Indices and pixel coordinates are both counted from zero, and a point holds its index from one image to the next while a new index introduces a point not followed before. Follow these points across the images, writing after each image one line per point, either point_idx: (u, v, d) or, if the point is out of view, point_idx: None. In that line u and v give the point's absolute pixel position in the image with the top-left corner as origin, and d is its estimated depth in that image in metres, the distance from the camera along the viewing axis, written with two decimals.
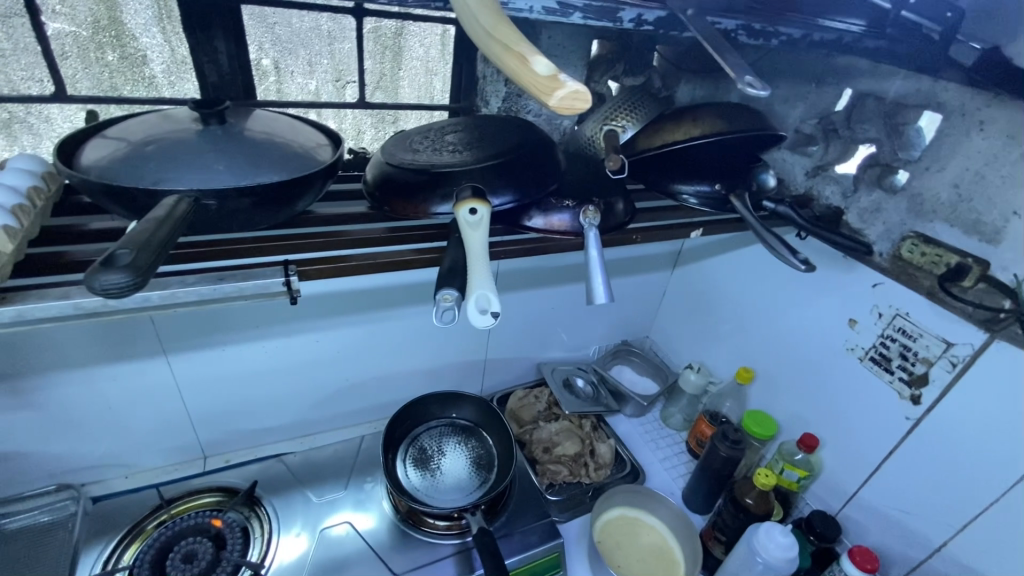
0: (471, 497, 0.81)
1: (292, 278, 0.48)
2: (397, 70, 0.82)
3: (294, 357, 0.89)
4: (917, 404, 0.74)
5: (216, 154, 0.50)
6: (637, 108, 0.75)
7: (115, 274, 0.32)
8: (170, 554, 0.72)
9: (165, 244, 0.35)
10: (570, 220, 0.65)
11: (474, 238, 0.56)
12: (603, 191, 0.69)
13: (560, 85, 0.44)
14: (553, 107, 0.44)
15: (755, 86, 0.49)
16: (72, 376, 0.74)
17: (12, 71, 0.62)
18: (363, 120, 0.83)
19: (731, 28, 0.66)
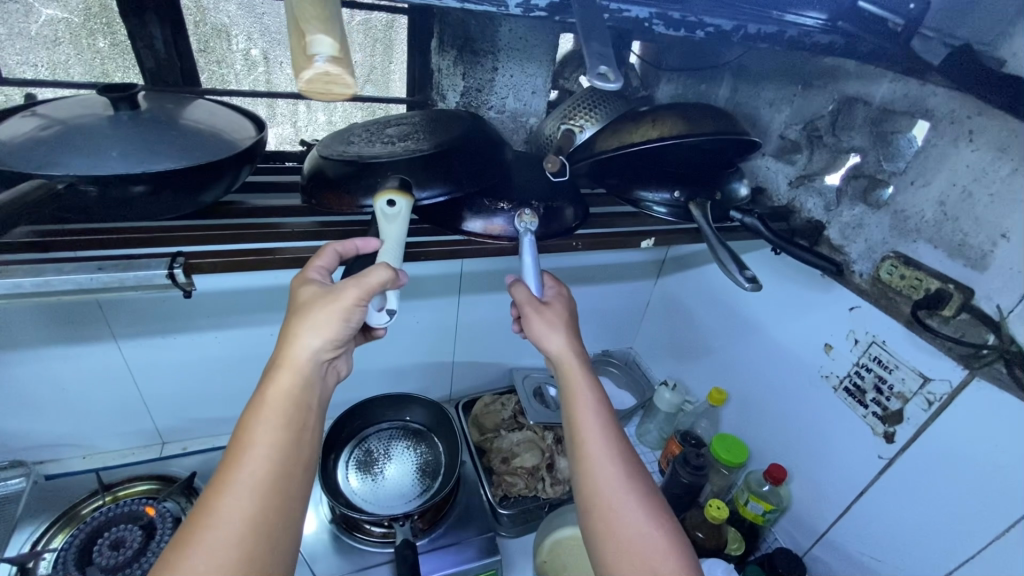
0: (410, 505, 0.79)
1: (177, 270, 0.47)
2: (389, 63, 0.78)
3: (247, 349, 0.88)
4: (891, 442, 0.66)
5: (114, 139, 0.49)
6: (596, 108, 0.72)
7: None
8: (96, 542, 0.72)
9: None
10: (503, 224, 0.62)
11: (389, 230, 0.53)
12: (545, 192, 0.65)
13: (311, 66, 0.36)
14: (300, 90, 0.37)
15: (605, 78, 0.43)
16: (20, 357, 0.75)
17: (7, 56, 0.65)
18: (354, 114, 0.81)
19: (643, 18, 0.53)
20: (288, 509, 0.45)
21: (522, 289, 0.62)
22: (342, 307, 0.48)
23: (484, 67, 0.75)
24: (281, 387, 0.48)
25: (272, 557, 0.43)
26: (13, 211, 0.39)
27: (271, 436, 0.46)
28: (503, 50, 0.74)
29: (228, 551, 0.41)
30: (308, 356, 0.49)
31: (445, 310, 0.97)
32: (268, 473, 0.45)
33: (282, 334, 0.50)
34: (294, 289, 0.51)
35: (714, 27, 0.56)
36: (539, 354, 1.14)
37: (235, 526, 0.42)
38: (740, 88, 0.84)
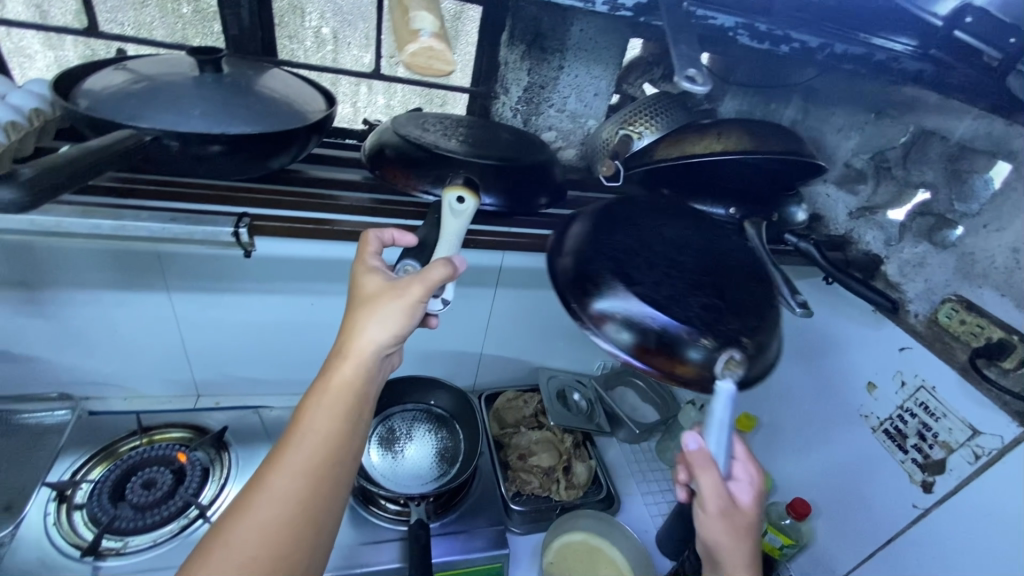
0: (426, 487, 0.80)
1: (241, 230, 0.49)
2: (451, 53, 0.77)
3: (287, 317, 0.90)
4: (928, 493, 0.64)
5: (198, 99, 0.51)
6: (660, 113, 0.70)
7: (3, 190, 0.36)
8: (129, 480, 0.75)
9: (70, 176, 0.38)
10: (701, 364, 0.47)
11: (451, 225, 0.51)
12: (739, 316, 0.50)
13: (415, 39, 0.39)
14: (403, 62, 0.40)
15: (693, 80, 0.44)
16: (80, 295, 0.80)
17: (99, 12, 0.68)
18: (412, 99, 0.83)
19: (729, 27, 0.54)
20: (331, 500, 0.46)
21: (711, 474, 0.51)
22: (408, 304, 0.48)
23: (550, 64, 0.76)
24: (343, 378, 0.49)
25: (312, 540, 0.44)
26: (103, 155, 0.41)
27: (328, 428, 0.47)
28: (570, 50, 0.75)
29: (275, 532, 0.43)
30: (372, 350, 0.49)
31: (480, 301, 0.98)
32: (322, 460, 0.46)
33: (349, 325, 0.50)
34: (358, 279, 0.51)
35: (800, 43, 0.56)
36: (567, 357, 1.14)
37: (285, 507, 0.44)
38: (806, 111, 0.82)
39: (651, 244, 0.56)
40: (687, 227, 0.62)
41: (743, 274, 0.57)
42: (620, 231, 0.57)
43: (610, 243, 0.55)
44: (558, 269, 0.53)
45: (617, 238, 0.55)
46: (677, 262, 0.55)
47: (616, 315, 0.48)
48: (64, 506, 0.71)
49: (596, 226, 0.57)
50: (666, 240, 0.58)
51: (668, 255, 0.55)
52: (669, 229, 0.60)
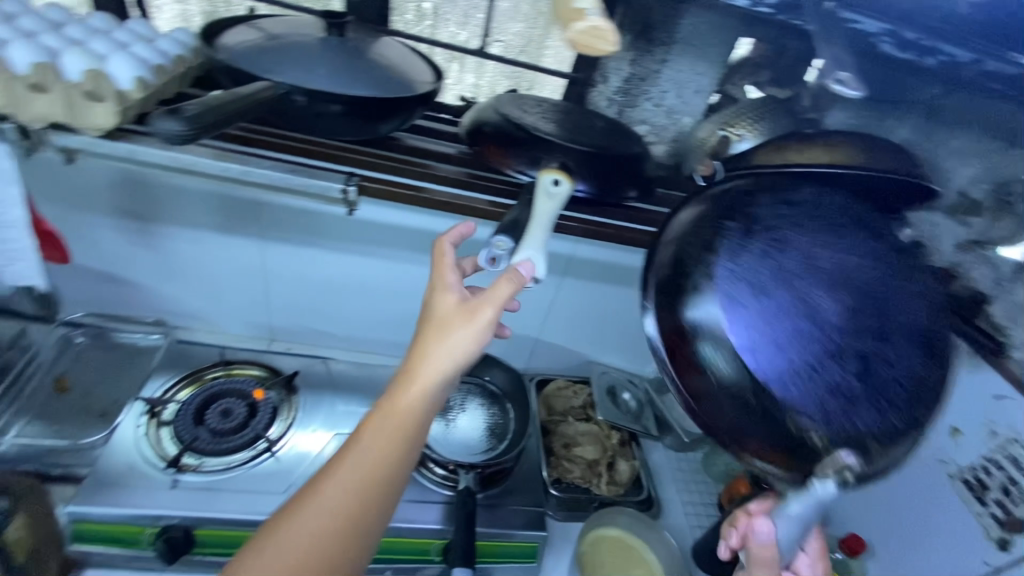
0: (474, 458, 0.82)
1: (349, 188, 0.52)
2: (546, 39, 0.77)
3: (362, 279, 0.94)
4: (1005, 551, 0.61)
5: (325, 61, 0.55)
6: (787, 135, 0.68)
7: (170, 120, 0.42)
8: (209, 406, 0.82)
9: (225, 114, 0.45)
10: (803, 460, 0.48)
11: (543, 205, 0.52)
12: (875, 403, 0.48)
13: (582, 19, 0.54)
14: (573, 39, 0.54)
15: None
16: (188, 232, 0.88)
17: None
18: (500, 81, 0.81)
19: (876, 32, 0.67)
20: (378, 516, 0.48)
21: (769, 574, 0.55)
22: (477, 331, 0.48)
23: (653, 57, 0.76)
24: (407, 397, 0.48)
25: (360, 548, 0.47)
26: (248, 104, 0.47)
27: (385, 444, 0.48)
28: (680, 43, 0.75)
29: (325, 540, 0.46)
30: (438, 374, 0.48)
31: (547, 287, 0.99)
32: (375, 475, 0.48)
33: (416, 343, 0.49)
34: (432, 298, 0.51)
35: (947, 55, 0.67)
36: (624, 355, 1.13)
37: (333, 517, 0.46)
38: None
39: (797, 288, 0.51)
40: (847, 255, 0.56)
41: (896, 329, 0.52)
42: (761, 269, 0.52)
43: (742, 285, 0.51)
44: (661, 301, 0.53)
45: (751, 270, 0.52)
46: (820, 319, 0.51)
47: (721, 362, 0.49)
48: (154, 421, 0.79)
49: (739, 244, 0.53)
50: (815, 276, 0.53)
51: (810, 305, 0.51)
52: (823, 258, 0.54)
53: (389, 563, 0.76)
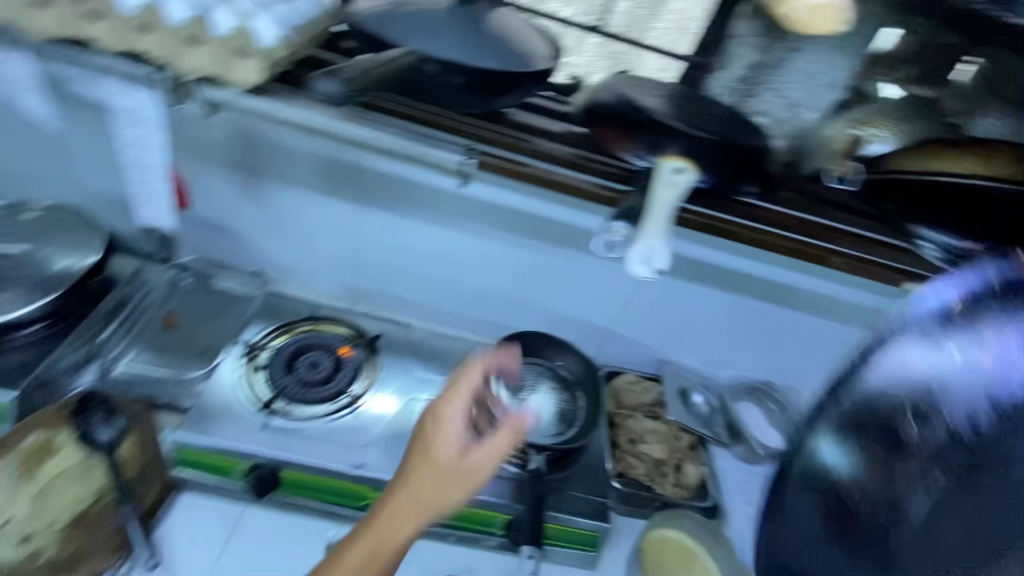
0: (543, 439, 0.83)
1: (466, 162, 0.53)
2: (650, 19, 0.75)
3: (453, 250, 0.98)
4: None
5: (456, 30, 0.55)
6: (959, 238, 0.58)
7: (329, 82, 0.52)
8: (299, 357, 0.87)
9: (371, 82, 0.53)
10: None
11: (661, 192, 0.50)
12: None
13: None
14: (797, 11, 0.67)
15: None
16: (295, 190, 0.93)
17: None
18: (597, 62, 0.76)
19: None
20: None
21: None
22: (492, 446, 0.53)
23: (784, 46, 0.71)
24: (437, 493, 0.52)
25: None
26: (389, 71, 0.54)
27: (410, 521, 0.51)
28: (814, 31, 0.70)
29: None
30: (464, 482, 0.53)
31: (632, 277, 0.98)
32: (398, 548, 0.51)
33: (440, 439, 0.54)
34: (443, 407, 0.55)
35: None
36: (702, 356, 1.09)
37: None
38: None
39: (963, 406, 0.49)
40: None
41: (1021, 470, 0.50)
42: (954, 353, 0.50)
43: (932, 358, 0.50)
44: (844, 391, 0.52)
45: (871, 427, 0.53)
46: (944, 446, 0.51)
47: (840, 460, 0.54)
48: (251, 364, 0.84)
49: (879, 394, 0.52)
50: None
51: (999, 418, 0.48)
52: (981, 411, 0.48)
53: (453, 530, 0.78)
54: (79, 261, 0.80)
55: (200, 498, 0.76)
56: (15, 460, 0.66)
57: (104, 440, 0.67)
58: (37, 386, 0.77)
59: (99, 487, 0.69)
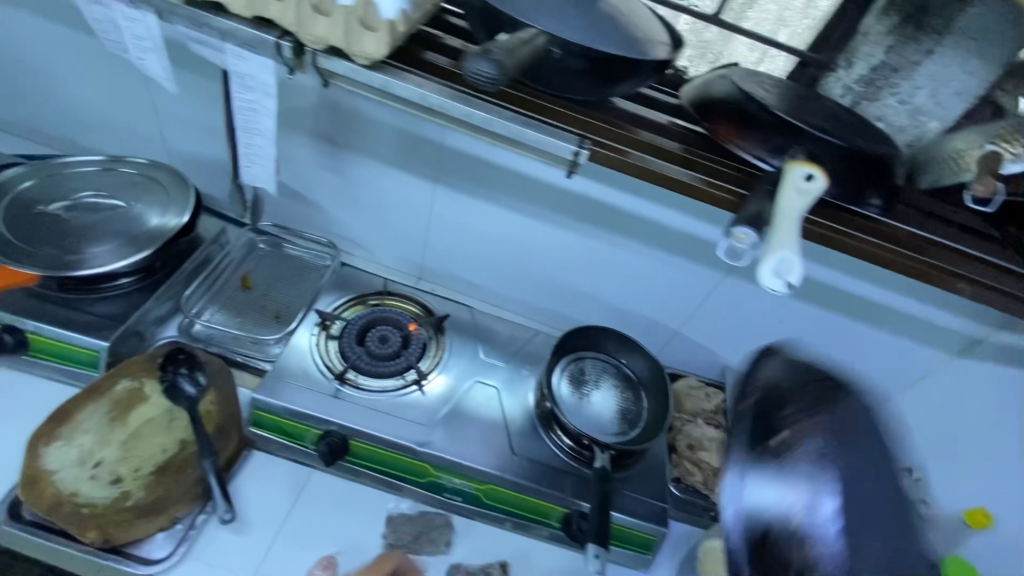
0: (606, 437, 0.82)
1: (581, 152, 0.50)
2: (748, 7, 0.71)
3: (524, 236, 0.98)
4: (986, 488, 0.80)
5: (576, 11, 0.53)
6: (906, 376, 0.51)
7: (484, 64, 0.44)
8: (369, 330, 0.88)
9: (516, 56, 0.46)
10: None
11: (792, 198, 0.46)
12: None
13: None
14: None
15: None
16: (374, 165, 0.93)
17: None
18: (683, 49, 0.75)
19: None
20: None
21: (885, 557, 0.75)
22: None
23: (918, 47, 0.65)
24: None
25: None
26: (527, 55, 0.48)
27: None
28: (957, 31, 0.64)
29: None
30: None
31: (706, 280, 0.95)
32: None
33: None
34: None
35: None
36: None
37: None
38: None
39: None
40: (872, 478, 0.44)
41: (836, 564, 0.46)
42: (798, 490, 0.42)
43: (776, 496, 0.42)
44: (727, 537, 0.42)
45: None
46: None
47: None
48: (324, 333, 0.86)
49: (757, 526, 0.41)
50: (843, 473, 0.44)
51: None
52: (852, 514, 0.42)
53: (510, 517, 0.78)
54: (172, 220, 0.81)
55: (272, 458, 0.78)
56: (109, 407, 0.71)
57: (190, 392, 0.73)
58: (125, 337, 0.77)
59: (182, 437, 0.71)
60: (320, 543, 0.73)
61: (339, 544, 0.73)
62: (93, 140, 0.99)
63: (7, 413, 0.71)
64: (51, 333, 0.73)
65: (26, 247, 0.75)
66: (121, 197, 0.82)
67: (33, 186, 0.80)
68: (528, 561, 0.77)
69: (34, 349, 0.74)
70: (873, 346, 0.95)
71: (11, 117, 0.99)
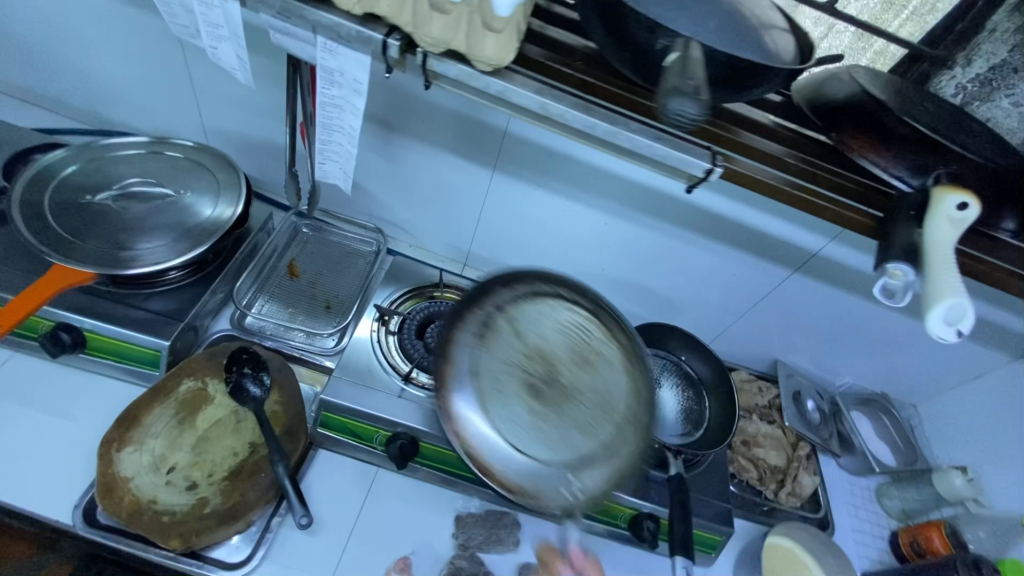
0: (670, 438, 0.81)
1: (715, 170, 0.45)
2: None
3: (582, 227, 0.94)
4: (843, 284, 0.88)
5: (709, 6, 0.47)
6: (626, 342, 0.68)
7: (689, 104, 0.38)
8: (429, 325, 0.86)
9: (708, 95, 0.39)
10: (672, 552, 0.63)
11: (943, 230, 0.43)
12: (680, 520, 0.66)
13: None
14: None
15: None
16: (430, 150, 0.88)
17: None
18: None
19: None
20: None
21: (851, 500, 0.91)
22: None
23: None
24: None
25: None
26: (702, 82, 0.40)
27: None
28: None
29: None
30: None
31: (769, 277, 0.92)
32: None
33: None
34: None
35: None
36: (820, 360, 1.05)
37: None
38: None
39: (582, 436, 0.62)
40: None
41: (623, 416, 0.63)
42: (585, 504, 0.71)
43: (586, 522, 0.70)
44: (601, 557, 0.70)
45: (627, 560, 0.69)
46: (612, 456, 0.61)
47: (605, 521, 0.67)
48: (384, 328, 0.83)
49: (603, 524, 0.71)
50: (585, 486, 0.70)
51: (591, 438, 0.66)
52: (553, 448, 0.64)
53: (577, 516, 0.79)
54: (225, 210, 0.76)
55: (339, 457, 0.78)
56: (176, 409, 0.69)
57: (257, 394, 0.72)
58: (184, 333, 0.74)
59: (252, 439, 0.70)
60: (394, 543, 0.73)
61: (411, 545, 0.73)
62: (122, 115, 0.92)
63: (74, 416, 0.70)
64: (109, 331, 0.70)
65: (71, 238, 0.68)
66: (168, 185, 0.76)
67: (77, 171, 0.75)
68: (594, 558, 0.79)
69: (91, 347, 0.71)
70: (930, 344, 0.95)
71: (32, 89, 0.92)
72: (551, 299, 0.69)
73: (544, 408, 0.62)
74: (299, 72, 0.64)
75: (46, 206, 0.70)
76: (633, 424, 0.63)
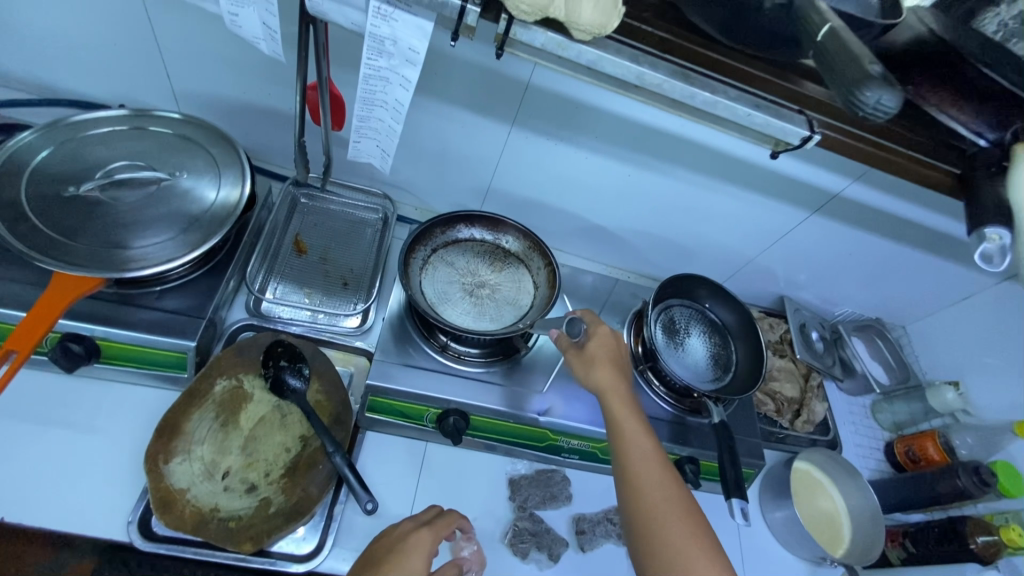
0: (704, 384, 0.84)
1: (813, 137, 0.44)
2: None
3: (602, 182, 0.90)
4: (858, 220, 0.91)
5: None
6: (527, 241, 0.84)
7: (888, 90, 0.35)
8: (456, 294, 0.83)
9: (859, 59, 0.36)
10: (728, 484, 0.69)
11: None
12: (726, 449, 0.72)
13: None
14: None
15: None
16: (438, 108, 0.80)
17: None
18: None
19: None
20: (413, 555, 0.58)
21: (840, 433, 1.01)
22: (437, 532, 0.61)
23: None
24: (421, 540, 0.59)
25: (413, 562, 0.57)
26: (849, 48, 0.36)
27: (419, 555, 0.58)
28: None
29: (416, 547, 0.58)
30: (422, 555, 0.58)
31: (787, 220, 0.93)
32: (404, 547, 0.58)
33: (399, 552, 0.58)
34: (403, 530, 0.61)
35: None
36: (824, 294, 1.09)
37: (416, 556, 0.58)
38: None
39: (511, 308, 0.80)
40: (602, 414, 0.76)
41: (541, 289, 0.81)
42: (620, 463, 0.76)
43: None
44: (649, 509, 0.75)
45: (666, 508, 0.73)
46: (530, 309, 0.79)
47: None
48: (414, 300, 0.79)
49: None
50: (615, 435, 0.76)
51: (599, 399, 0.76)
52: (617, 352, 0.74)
53: None
54: (231, 192, 0.69)
55: (386, 436, 0.77)
56: (216, 411, 0.66)
57: (297, 386, 0.69)
58: (208, 330, 0.68)
59: (302, 433, 0.68)
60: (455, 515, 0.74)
61: (473, 512, 0.74)
62: (72, 80, 0.79)
63: (104, 428, 0.66)
64: (124, 337, 0.64)
65: (61, 236, 0.60)
66: (160, 167, 0.68)
67: (51, 156, 0.65)
68: None
69: (108, 355, 0.66)
70: (930, 272, 1.00)
71: None
72: (469, 241, 0.85)
73: (476, 302, 0.79)
74: (316, 30, 0.54)
75: (23, 201, 0.61)
76: (542, 290, 0.81)
